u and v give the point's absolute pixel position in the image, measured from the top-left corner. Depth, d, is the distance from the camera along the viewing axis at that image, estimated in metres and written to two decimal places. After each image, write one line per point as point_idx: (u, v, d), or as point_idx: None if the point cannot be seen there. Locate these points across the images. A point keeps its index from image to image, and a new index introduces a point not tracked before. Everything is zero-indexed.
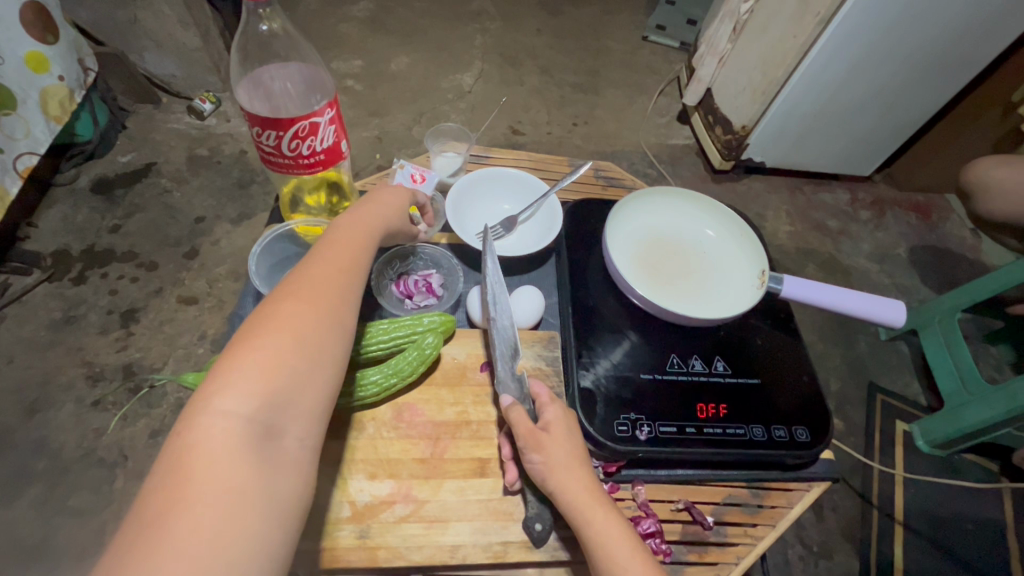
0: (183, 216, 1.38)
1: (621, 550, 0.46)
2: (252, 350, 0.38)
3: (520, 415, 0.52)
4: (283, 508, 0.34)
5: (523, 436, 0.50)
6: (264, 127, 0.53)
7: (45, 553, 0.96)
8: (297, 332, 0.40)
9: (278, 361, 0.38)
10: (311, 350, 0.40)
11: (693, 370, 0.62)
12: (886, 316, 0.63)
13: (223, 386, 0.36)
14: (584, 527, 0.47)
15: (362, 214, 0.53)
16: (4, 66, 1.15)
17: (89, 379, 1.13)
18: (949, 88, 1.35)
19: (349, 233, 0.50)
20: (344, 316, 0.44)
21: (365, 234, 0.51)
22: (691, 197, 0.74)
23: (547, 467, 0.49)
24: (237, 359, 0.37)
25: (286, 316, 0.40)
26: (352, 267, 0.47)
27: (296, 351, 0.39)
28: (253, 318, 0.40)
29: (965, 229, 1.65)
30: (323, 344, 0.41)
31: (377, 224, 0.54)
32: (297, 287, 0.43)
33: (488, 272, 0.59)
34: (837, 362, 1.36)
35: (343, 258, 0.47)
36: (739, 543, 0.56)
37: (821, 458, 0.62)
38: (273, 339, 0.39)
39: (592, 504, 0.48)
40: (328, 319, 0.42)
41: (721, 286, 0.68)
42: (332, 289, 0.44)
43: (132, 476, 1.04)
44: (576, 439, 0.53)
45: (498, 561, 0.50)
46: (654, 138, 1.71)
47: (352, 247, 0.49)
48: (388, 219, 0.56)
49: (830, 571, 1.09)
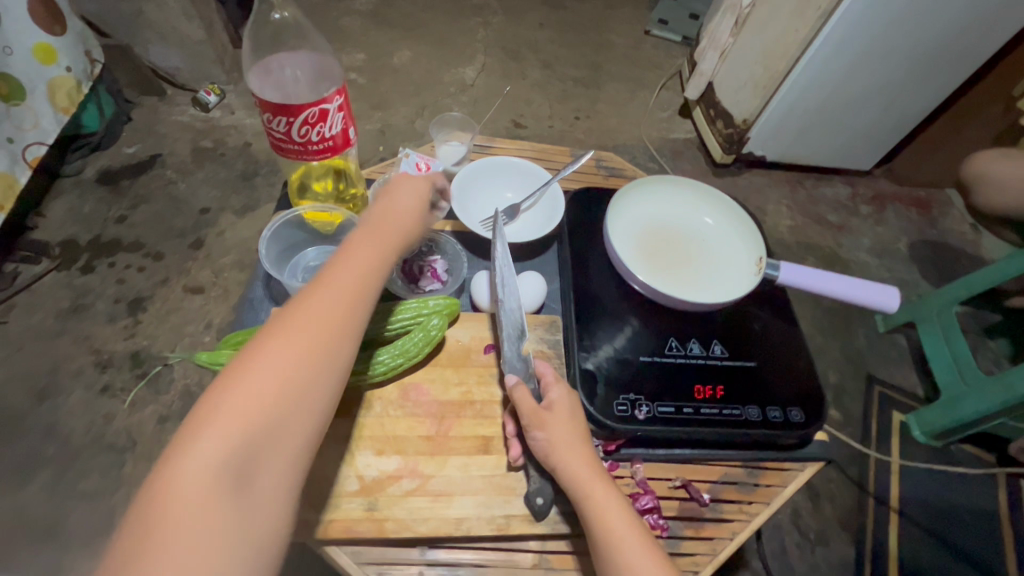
0: (189, 207, 1.40)
1: (618, 526, 0.48)
2: (234, 388, 0.38)
3: (523, 393, 0.54)
4: (253, 559, 0.35)
5: (527, 414, 0.52)
6: (275, 113, 0.55)
7: (57, 534, 0.98)
8: (284, 373, 0.39)
9: (261, 403, 0.38)
10: (298, 389, 0.40)
11: (690, 353, 0.64)
12: (879, 302, 0.65)
13: (203, 431, 0.36)
14: (583, 501, 0.49)
15: (379, 227, 0.52)
16: (11, 58, 1.17)
17: (98, 366, 1.15)
18: (950, 83, 1.36)
19: (364, 249, 0.49)
20: (339, 353, 0.42)
21: (378, 252, 0.49)
22: (689, 184, 0.75)
23: (549, 443, 0.51)
24: (220, 401, 0.37)
25: (277, 351, 0.40)
26: (359, 293, 0.45)
27: (279, 394, 0.39)
28: (243, 353, 0.40)
29: (965, 223, 1.66)
30: (311, 386, 0.40)
31: (394, 240, 0.52)
32: (295, 315, 0.42)
33: (496, 257, 0.61)
34: (836, 354, 1.37)
35: (350, 281, 0.46)
36: (734, 519, 0.58)
37: (815, 439, 0.64)
38: (257, 378, 0.38)
39: (591, 480, 0.50)
40: (318, 356, 0.41)
41: (721, 270, 0.70)
42: (327, 319, 0.43)
43: (141, 461, 1.06)
44: (580, 420, 0.54)
45: (501, 533, 0.52)
46: (655, 132, 1.72)
47: (362, 268, 0.47)
48: (406, 231, 0.54)
49: (825, 558, 1.11)
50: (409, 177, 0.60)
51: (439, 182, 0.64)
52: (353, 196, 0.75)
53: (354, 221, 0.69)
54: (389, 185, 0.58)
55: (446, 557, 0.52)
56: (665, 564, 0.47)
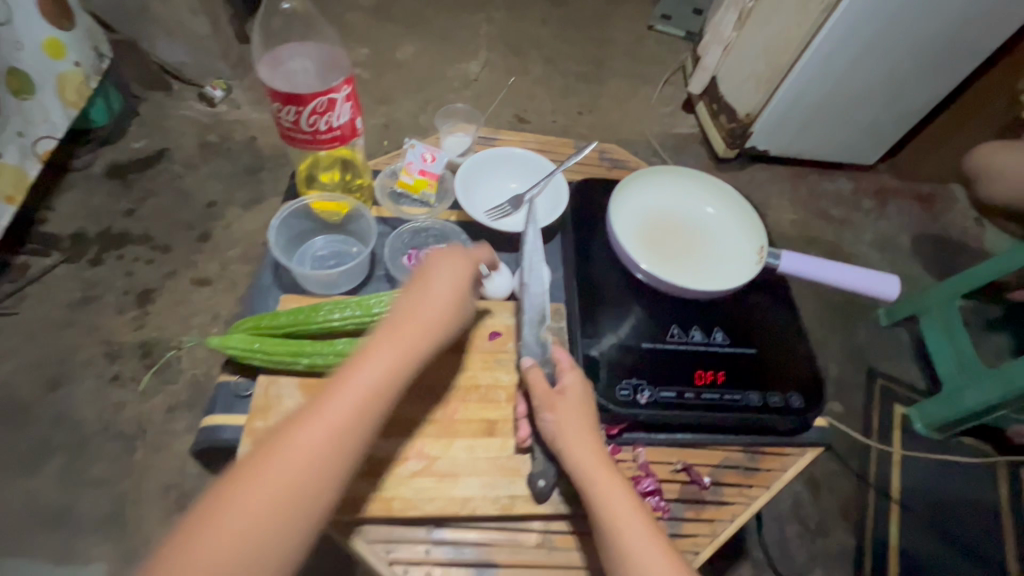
0: (196, 200, 1.41)
1: (622, 506, 0.49)
2: (232, 497, 0.41)
3: (536, 376, 0.56)
4: None
5: (539, 397, 0.54)
6: (285, 103, 0.57)
7: (70, 520, 1.00)
8: (271, 495, 0.42)
9: (247, 523, 0.40)
10: (284, 515, 0.42)
11: (692, 340, 0.65)
12: (880, 290, 0.66)
13: (191, 550, 0.39)
14: (587, 480, 0.50)
15: (404, 323, 0.51)
16: (21, 53, 1.17)
17: (108, 357, 1.17)
18: (954, 76, 1.36)
19: (383, 354, 0.48)
20: (332, 476, 0.44)
21: (398, 357, 0.49)
22: (693, 174, 0.76)
23: (558, 425, 0.53)
24: (211, 520, 0.40)
25: (269, 468, 0.42)
26: (363, 411, 0.46)
27: (263, 516, 0.41)
28: (241, 469, 0.43)
29: (969, 218, 1.65)
30: (296, 509, 0.42)
31: (420, 339, 0.51)
32: (300, 425, 0.44)
33: (527, 242, 0.63)
34: (835, 350, 1.36)
35: (357, 395, 0.46)
36: (735, 502, 0.59)
37: (815, 425, 0.64)
38: (247, 494, 0.41)
39: (597, 462, 0.51)
40: (307, 483, 0.43)
41: (724, 259, 0.71)
42: (322, 444, 0.44)
43: (150, 449, 1.08)
44: (593, 406, 0.55)
45: (505, 512, 0.53)
46: (659, 127, 1.72)
47: (375, 380, 0.47)
48: (437, 327, 0.52)
49: (826, 547, 1.12)
50: (454, 253, 0.59)
51: (484, 256, 0.62)
52: (359, 187, 0.77)
53: (361, 210, 0.70)
54: (431, 261, 0.56)
55: (451, 537, 0.53)
56: (666, 547, 0.47)
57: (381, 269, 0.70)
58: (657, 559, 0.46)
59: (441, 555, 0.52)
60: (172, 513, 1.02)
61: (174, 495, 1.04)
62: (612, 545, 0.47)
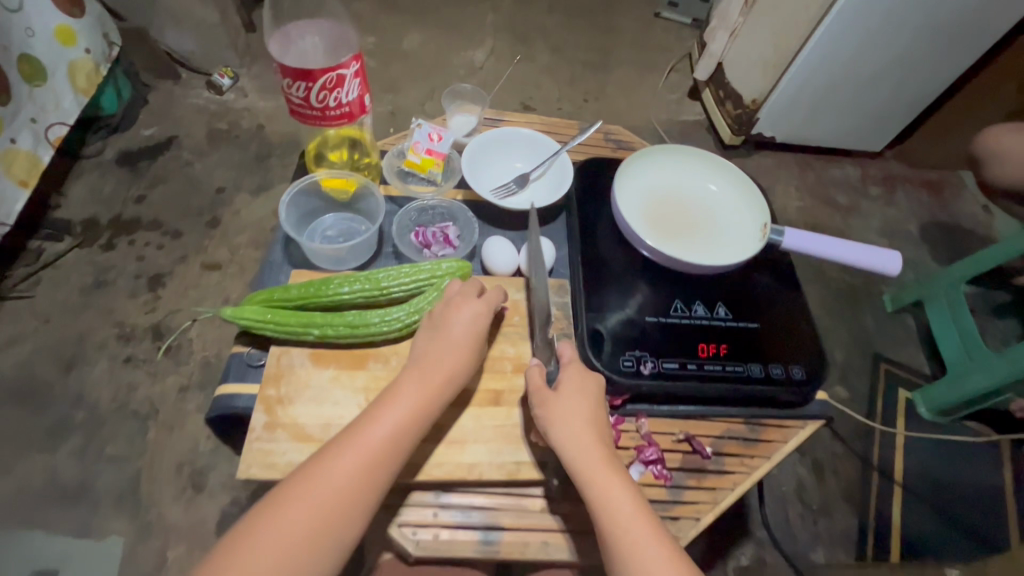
0: (204, 187, 1.42)
1: (616, 500, 0.50)
2: (264, 529, 0.46)
3: (535, 372, 0.57)
4: None
5: (533, 395, 0.55)
6: (295, 79, 0.58)
7: (87, 495, 1.03)
8: (300, 529, 0.46)
9: (275, 556, 0.45)
10: (307, 550, 0.46)
11: (695, 314, 0.66)
12: (882, 265, 0.66)
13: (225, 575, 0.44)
14: (583, 475, 0.51)
15: (426, 368, 0.55)
16: (33, 40, 1.19)
17: (121, 339, 1.19)
18: (964, 61, 1.35)
19: (406, 399, 0.52)
20: (355, 514, 0.48)
21: (420, 402, 0.53)
22: (697, 153, 0.76)
23: (548, 422, 0.53)
24: (244, 550, 0.45)
25: (299, 504, 0.47)
26: (384, 455, 0.50)
27: (292, 548, 0.46)
28: (274, 504, 0.48)
29: (977, 205, 1.64)
30: (322, 544, 0.47)
31: (440, 384, 0.54)
32: (327, 466, 0.49)
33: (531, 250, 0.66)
34: (843, 334, 1.36)
35: (380, 440, 0.50)
36: (736, 471, 0.60)
37: (816, 398, 0.65)
38: (277, 528, 0.46)
39: (591, 463, 0.51)
40: (330, 523, 0.47)
41: (728, 235, 0.72)
42: (346, 488, 0.48)
43: (164, 428, 1.10)
44: (591, 397, 0.55)
45: (511, 478, 0.55)
46: (665, 114, 1.72)
47: (397, 426, 0.51)
48: (457, 371, 0.55)
49: (829, 529, 1.12)
50: (472, 295, 0.59)
51: (496, 297, 0.61)
52: (366, 165, 0.78)
53: (369, 187, 0.71)
54: (451, 300, 0.58)
55: (458, 501, 0.55)
56: (664, 544, 0.48)
57: (389, 246, 0.71)
58: (653, 560, 0.48)
59: (449, 518, 0.54)
60: (185, 490, 1.05)
61: (187, 472, 1.06)
62: (615, 551, 0.48)
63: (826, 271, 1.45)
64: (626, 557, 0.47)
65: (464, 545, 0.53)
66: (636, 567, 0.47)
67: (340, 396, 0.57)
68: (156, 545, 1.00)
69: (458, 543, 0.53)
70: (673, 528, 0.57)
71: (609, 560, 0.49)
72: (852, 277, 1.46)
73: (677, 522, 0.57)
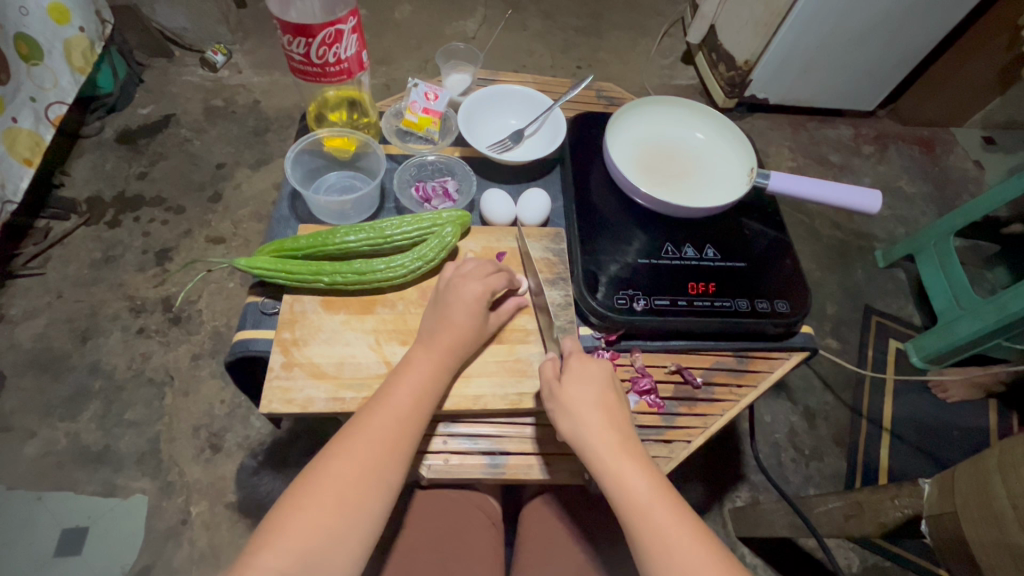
0: (205, 163, 1.43)
1: (634, 486, 0.51)
2: (305, 495, 0.49)
3: (548, 365, 0.59)
4: None
5: (544, 388, 0.57)
6: (296, 35, 0.63)
7: (109, 458, 1.08)
8: (334, 500, 0.48)
9: (316, 521, 0.47)
10: (348, 512, 0.48)
11: (685, 256, 0.69)
12: (862, 203, 0.68)
13: (273, 542, 0.46)
14: (603, 464, 0.53)
15: (433, 340, 0.58)
16: (27, 18, 1.17)
17: (133, 311, 1.23)
18: (956, 13, 1.34)
19: (417, 369, 0.56)
20: (385, 479, 0.51)
21: (430, 373, 0.56)
22: (685, 104, 0.79)
23: (558, 412, 0.56)
24: (288, 517, 0.47)
25: (333, 475, 0.49)
26: (406, 423, 0.53)
27: (332, 515, 0.48)
28: (310, 472, 0.50)
29: (969, 160, 1.66)
30: (358, 511, 0.49)
31: (447, 354, 0.58)
32: (358, 429, 0.52)
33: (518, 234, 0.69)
34: (833, 288, 1.40)
35: (399, 409, 0.53)
36: (725, 399, 0.66)
37: (800, 331, 0.70)
38: (317, 494, 0.49)
39: (603, 427, 0.54)
40: (369, 480, 0.50)
41: (717, 181, 0.75)
42: (380, 445, 0.51)
43: (179, 393, 1.15)
44: (597, 383, 0.57)
45: (514, 407, 0.60)
46: (658, 78, 1.72)
47: (411, 395, 0.54)
48: (461, 344, 0.59)
49: (820, 471, 1.17)
50: (470, 272, 0.62)
51: (499, 280, 0.63)
52: (365, 124, 0.82)
53: (370, 144, 0.74)
54: (454, 277, 0.62)
55: (464, 430, 0.62)
56: (690, 520, 0.50)
57: (391, 202, 0.74)
58: (661, 516, 0.50)
59: (457, 445, 0.61)
60: (204, 451, 1.10)
61: (204, 434, 1.11)
62: (630, 527, 0.50)
63: (818, 228, 1.49)
64: (648, 525, 0.49)
65: (474, 468, 0.60)
66: (663, 555, 0.48)
67: (351, 337, 0.62)
68: (179, 502, 1.05)
69: (468, 466, 0.60)
70: (666, 450, 0.62)
71: (632, 544, 0.50)
72: (844, 234, 1.49)
73: (669, 445, 0.62)
